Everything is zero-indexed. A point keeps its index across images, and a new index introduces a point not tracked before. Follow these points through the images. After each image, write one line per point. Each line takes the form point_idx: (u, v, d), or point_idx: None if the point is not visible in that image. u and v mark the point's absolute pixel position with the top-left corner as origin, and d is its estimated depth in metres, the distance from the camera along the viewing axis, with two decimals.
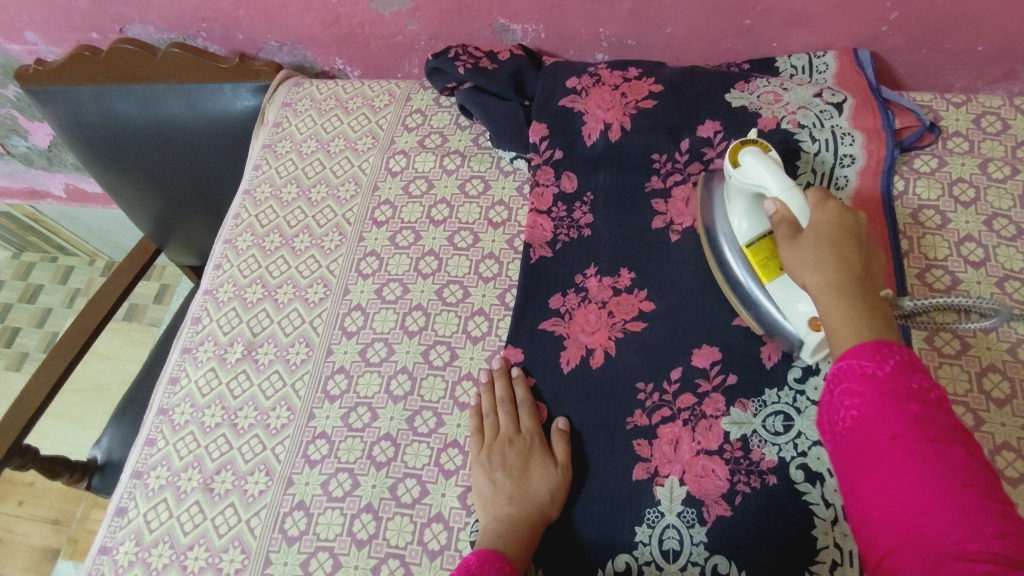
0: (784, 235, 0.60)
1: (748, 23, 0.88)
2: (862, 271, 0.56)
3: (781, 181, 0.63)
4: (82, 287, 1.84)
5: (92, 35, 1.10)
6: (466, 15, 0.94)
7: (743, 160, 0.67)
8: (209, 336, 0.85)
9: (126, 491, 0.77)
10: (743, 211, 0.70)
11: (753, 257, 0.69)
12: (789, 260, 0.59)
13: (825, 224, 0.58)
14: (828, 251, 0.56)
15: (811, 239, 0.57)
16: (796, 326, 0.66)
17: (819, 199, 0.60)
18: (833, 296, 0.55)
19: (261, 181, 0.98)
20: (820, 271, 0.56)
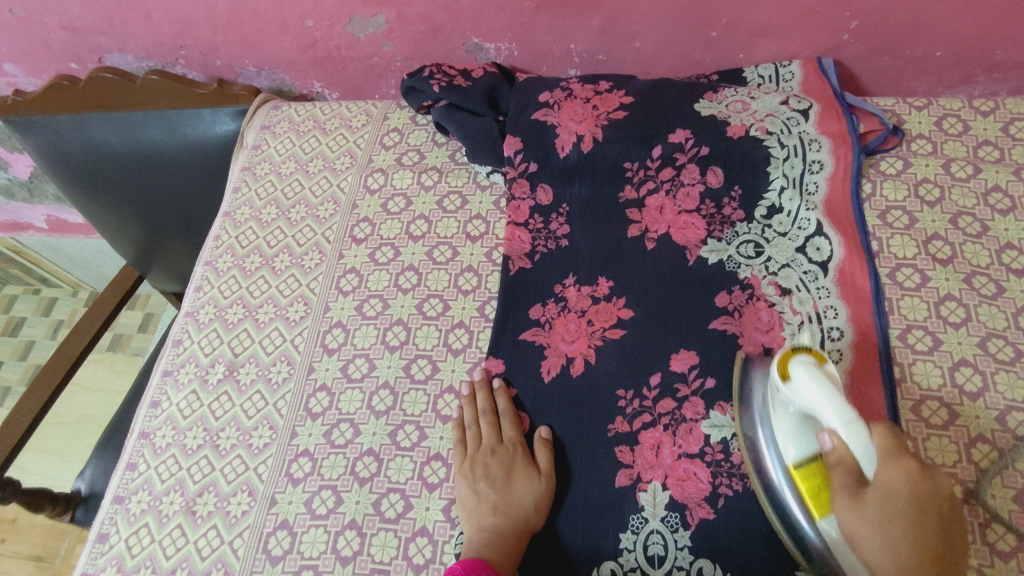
0: (842, 488, 0.53)
1: (713, 35, 0.90)
2: (929, 521, 0.51)
3: (847, 411, 0.53)
4: (66, 318, 1.83)
5: (71, 65, 1.11)
6: (440, 35, 0.96)
7: (795, 373, 0.57)
8: (190, 358, 0.85)
9: (107, 517, 0.76)
10: (790, 435, 0.60)
11: (800, 483, 0.59)
12: (849, 535, 0.53)
13: (892, 492, 0.51)
14: (895, 527, 0.51)
15: (872, 508, 0.52)
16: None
17: (888, 457, 0.52)
18: (900, 571, 0.50)
19: (240, 204, 0.99)
20: (892, 565, 0.50)
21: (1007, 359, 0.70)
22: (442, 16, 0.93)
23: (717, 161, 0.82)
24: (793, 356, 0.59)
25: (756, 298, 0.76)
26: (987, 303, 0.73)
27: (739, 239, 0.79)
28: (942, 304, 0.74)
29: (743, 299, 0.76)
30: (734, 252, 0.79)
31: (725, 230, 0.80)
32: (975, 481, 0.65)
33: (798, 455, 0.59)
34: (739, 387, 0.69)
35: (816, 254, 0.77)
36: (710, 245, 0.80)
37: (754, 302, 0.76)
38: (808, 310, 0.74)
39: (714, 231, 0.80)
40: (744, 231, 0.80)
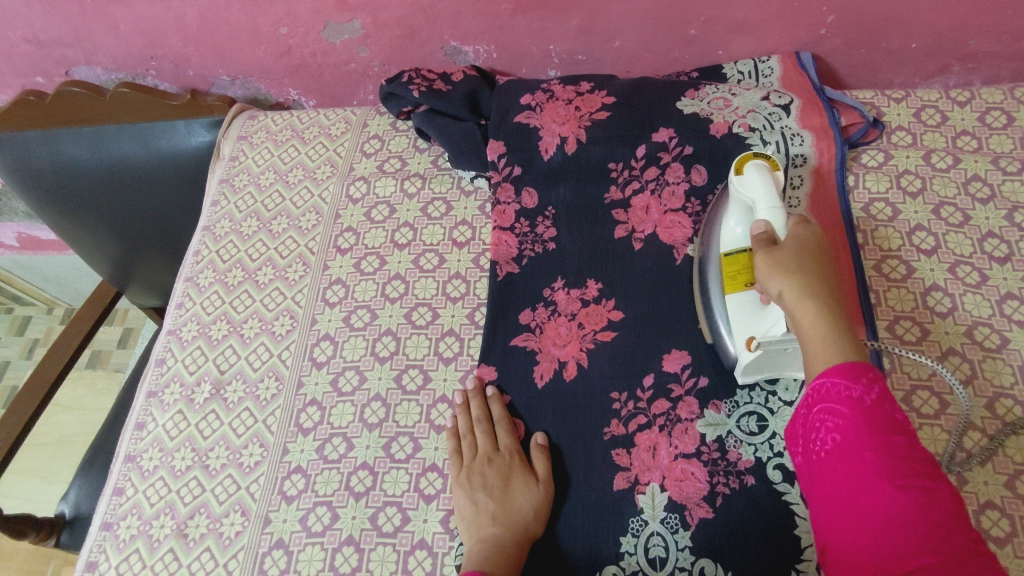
0: (759, 245, 0.60)
1: (692, 33, 0.90)
2: (828, 274, 0.57)
3: (775, 200, 0.63)
4: (41, 337, 1.78)
5: (37, 79, 1.08)
6: (417, 39, 0.95)
7: (746, 171, 0.66)
8: (174, 377, 0.83)
9: (95, 545, 0.74)
10: (735, 219, 0.69)
11: (727, 265, 0.69)
12: (759, 272, 0.58)
13: (803, 242, 0.59)
14: (802, 260, 0.57)
15: (789, 250, 0.58)
16: (735, 342, 0.67)
17: (802, 222, 0.61)
18: (801, 286, 0.55)
19: (219, 216, 0.97)
20: (793, 281, 0.56)
21: (994, 346, 0.71)
22: (418, 20, 0.92)
23: (701, 160, 0.83)
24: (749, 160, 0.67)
25: None
26: (972, 292, 0.74)
27: None
28: (928, 295, 0.75)
29: None
30: None
31: None
32: (969, 469, 0.66)
33: (738, 240, 0.68)
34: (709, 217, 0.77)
35: None
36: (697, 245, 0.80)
37: None
38: None
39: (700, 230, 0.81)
40: None
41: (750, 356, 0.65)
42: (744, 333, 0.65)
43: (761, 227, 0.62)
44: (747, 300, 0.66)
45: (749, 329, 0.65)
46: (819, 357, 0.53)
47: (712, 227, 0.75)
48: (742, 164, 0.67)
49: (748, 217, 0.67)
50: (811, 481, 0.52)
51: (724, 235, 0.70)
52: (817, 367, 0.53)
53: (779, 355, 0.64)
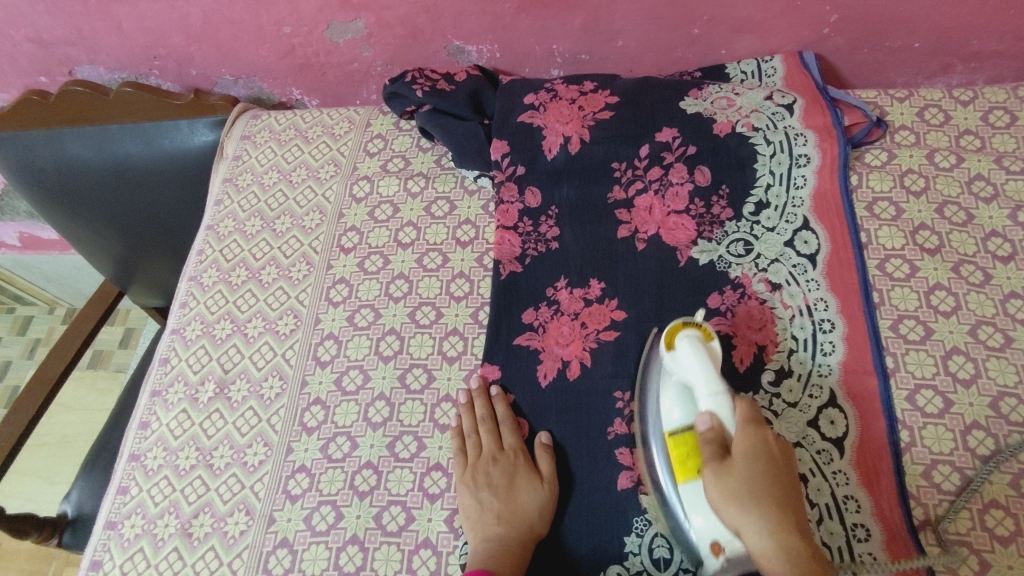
0: (713, 466, 0.56)
1: (695, 32, 0.90)
2: (782, 490, 0.55)
3: (717, 385, 0.60)
4: (43, 337, 1.78)
5: (40, 78, 1.08)
6: (420, 38, 0.95)
7: (680, 343, 0.64)
8: (178, 377, 0.83)
9: (100, 544, 0.74)
10: (672, 400, 0.64)
11: (673, 449, 0.62)
12: (716, 503, 0.55)
13: (755, 452, 0.56)
14: (758, 487, 0.54)
15: (742, 478, 0.54)
16: (697, 537, 0.60)
17: (748, 410, 0.58)
18: (770, 541, 0.52)
19: (223, 216, 0.97)
20: (765, 527, 0.52)
21: (997, 346, 0.71)
22: (421, 20, 0.92)
23: (704, 160, 0.83)
24: (681, 330, 0.65)
25: (747, 296, 0.76)
26: (975, 291, 0.74)
27: (730, 237, 0.80)
28: (932, 294, 0.75)
29: (734, 298, 0.76)
30: (725, 251, 0.79)
31: (715, 230, 0.80)
32: (973, 468, 0.66)
33: (680, 423, 0.63)
34: (644, 368, 0.72)
35: (804, 247, 0.78)
36: (700, 246, 0.80)
37: (745, 301, 0.76)
38: (798, 303, 0.75)
39: (704, 231, 0.81)
40: (734, 230, 0.80)
41: (717, 563, 0.58)
42: (705, 540, 0.58)
43: (711, 432, 0.58)
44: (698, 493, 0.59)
45: (711, 532, 0.58)
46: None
47: (648, 394, 0.69)
48: (673, 336, 0.65)
49: (689, 399, 0.63)
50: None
51: (662, 420, 0.64)
52: None
53: None
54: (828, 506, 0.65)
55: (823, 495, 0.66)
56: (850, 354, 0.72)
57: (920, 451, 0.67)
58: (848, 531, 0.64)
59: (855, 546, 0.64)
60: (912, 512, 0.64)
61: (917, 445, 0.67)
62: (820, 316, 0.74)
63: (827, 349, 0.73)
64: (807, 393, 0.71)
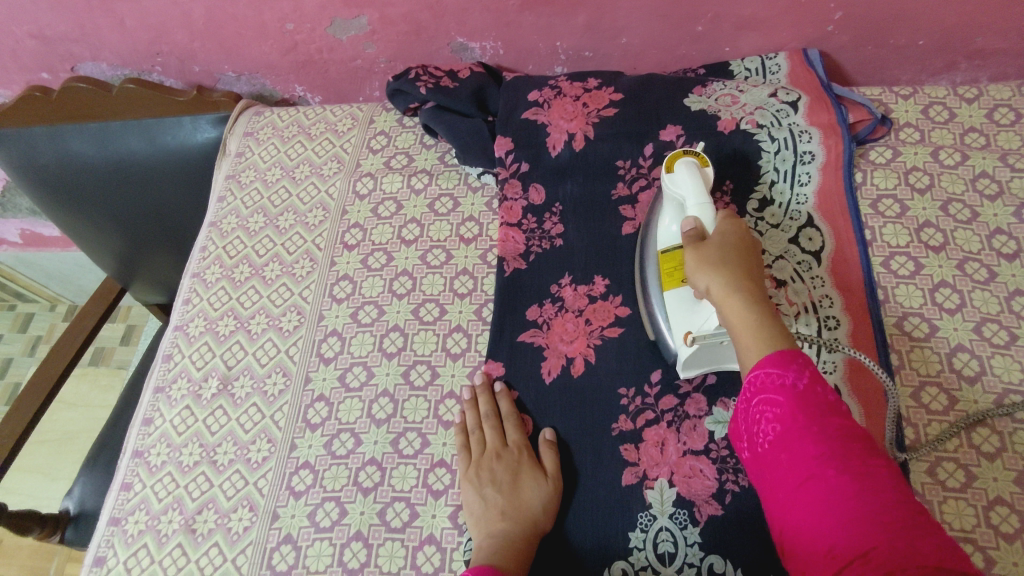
0: (690, 240, 0.61)
1: (699, 30, 0.90)
2: (752, 266, 0.58)
3: (704, 198, 0.65)
4: (44, 334, 1.78)
5: (42, 75, 1.08)
6: (424, 35, 0.95)
7: (677, 168, 0.68)
8: (182, 373, 0.83)
9: (104, 540, 0.74)
10: (671, 218, 0.69)
11: (665, 261, 0.69)
12: (688, 267, 0.60)
13: (729, 237, 0.60)
14: (728, 258, 0.58)
15: (713, 249, 0.59)
16: (676, 336, 0.68)
17: (730, 219, 0.62)
18: (726, 280, 0.56)
19: (226, 212, 0.96)
20: (722, 275, 0.57)
21: (1002, 343, 0.71)
22: (425, 16, 0.92)
23: (709, 157, 0.83)
24: (679, 159, 0.69)
25: None
26: (980, 288, 0.74)
27: None
28: (937, 291, 0.74)
29: None
30: None
31: None
32: (978, 465, 0.66)
33: (674, 238, 0.69)
34: (648, 211, 0.78)
35: (808, 244, 0.78)
36: None
37: None
38: (802, 300, 0.75)
39: None
40: None
41: (689, 348, 0.65)
42: (682, 328, 0.66)
43: (692, 230, 0.63)
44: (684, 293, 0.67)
45: (687, 323, 0.65)
46: (745, 353, 0.54)
47: (650, 224, 0.75)
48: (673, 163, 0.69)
49: (681, 213, 0.68)
50: (762, 474, 0.51)
51: (660, 234, 0.71)
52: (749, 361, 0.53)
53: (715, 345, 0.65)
54: None
55: None
56: (855, 350, 0.72)
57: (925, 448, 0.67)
58: None
59: None
60: None
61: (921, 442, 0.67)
62: (825, 313, 0.74)
63: (832, 346, 0.72)
64: None
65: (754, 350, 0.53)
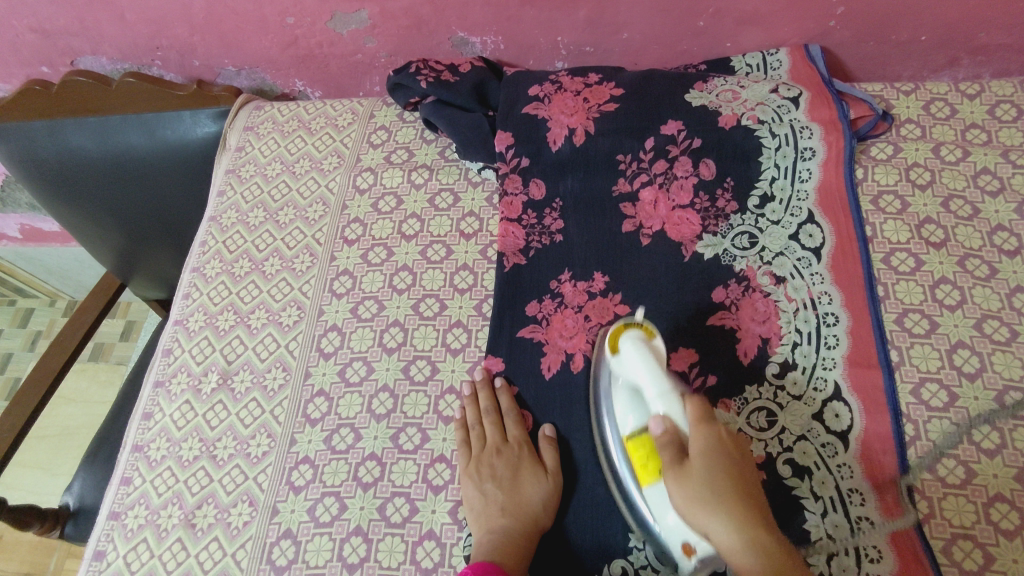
0: (671, 463, 0.54)
1: (700, 25, 0.90)
2: (738, 470, 0.53)
3: (663, 387, 0.60)
4: (44, 329, 1.78)
5: (42, 69, 1.08)
6: (425, 30, 0.95)
7: (623, 345, 0.65)
8: (182, 368, 0.83)
9: (103, 534, 0.74)
10: (625, 406, 0.65)
11: (635, 454, 0.63)
12: (680, 509, 0.53)
13: (712, 451, 0.54)
14: (720, 486, 0.51)
15: (700, 475, 0.52)
16: (667, 536, 0.60)
17: (700, 404, 0.57)
18: (731, 532, 0.49)
19: (225, 207, 0.96)
20: (726, 518, 0.50)
21: (1003, 340, 0.71)
22: (426, 11, 0.91)
23: (709, 153, 0.82)
24: (623, 332, 0.66)
25: (752, 290, 0.76)
26: (981, 285, 0.74)
27: (734, 231, 0.80)
28: (937, 288, 0.74)
29: (739, 292, 0.76)
30: (730, 245, 0.79)
31: (720, 223, 0.80)
32: (978, 462, 0.66)
33: (636, 426, 0.63)
34: (596, 364, 0.72)
35: (808, 240, 0.78)
36: (706, 240, 0.80)
37: (750, 295, 0.76)
38: (802, 297, 0.75)
39: (709, 224, 0.80)
40: (738, 223, 0.80)
41: (690, 565, 0.59)
42: (677, 539, 0.59)
43: (665, 433, 0.57)
44: (662, 494, 0.60)
45: (682, 531, 0.58)
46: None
47: (603, 407, 0.69)
48: (617, 341, 0.66)
49: (641, 401, 0.63)
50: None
51: (619, 426, 0.65)
52: None
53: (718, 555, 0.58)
54: (832, 499, 0.65)
55: (826, 488, 0.66)
56: (854, 345, 0.72)
57: (924, 444, 0.67)
58: (852, 523, 0.64)
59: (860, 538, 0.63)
60: (916, 505, 0.64)
61: (921, 439, 0.67)
62: (825, 309, 0.74)
63: (831, 342, 0.72)
64: (812, 386, 0.71)
65: None
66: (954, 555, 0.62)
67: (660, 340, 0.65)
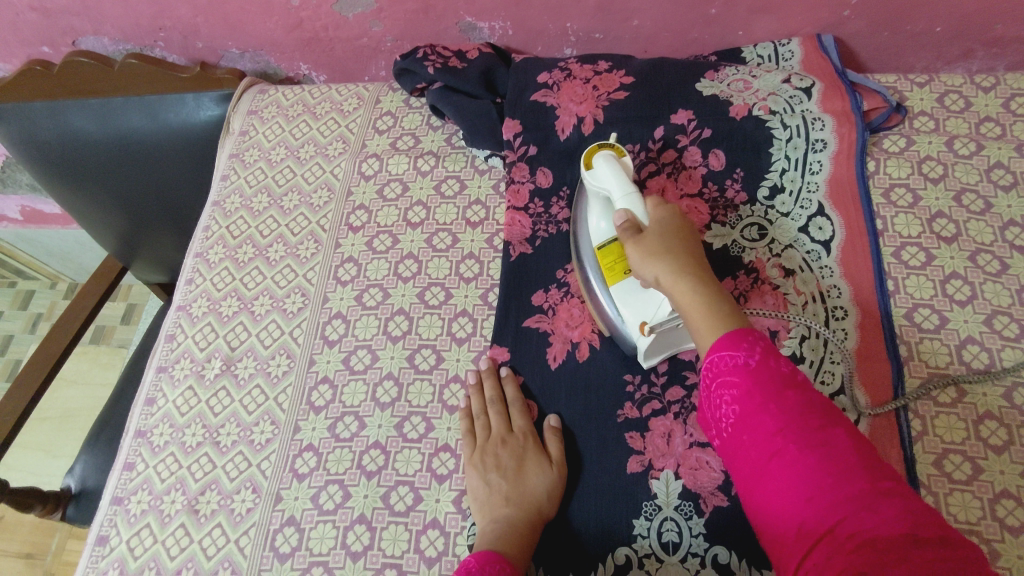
0: (629, 236, 0.63)
1: (713, 13, 0.89)
2: (690, 246, 0.62)
3: (627, 188, 0.66)
4: (45, 311, 1.77)
5: (43, 49, 1.06)
6: (432, 14, 0.93)
7: (596, 163, 0.70)
8: (185, 353, 0.83)
9: (107, 519, 0.74)
10: (598, 214, 0.72)
11: (603, 257, 0.71)
12: (636, 263, 0.62)
13: (668, 228, 0.63)
14: (671, 245, 0.61)
15: (656, 239, 0.62)
16: (630, 328, 0.69)
17: (662, 203, 0.66)
18: (676, 270, 0.59)
19: (229, 192, 0.95)
20: (671, 267, 0.59)
21: (1013, 336, 0.70)
22: None
23: (719, 143, 0.82)
24: (596, 152, 0.71)
25: (761, 281, 0.76)
26: (992, 281, 0.73)
27: (743, 222, 0.79)
28: (948, 283, 0.74)
29: (747, 283, 0.76)
30: (739, 236, 0.78)
31: (729, 214, 0.79)
32: (985, 458, 0.65)
33: (606, 232, 0.71)
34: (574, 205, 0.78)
35: (818, 233, 0.77)
36: (714, 230, 0.79)
37: (758, 286, 0.75)
38: (811, 290, 0.74)
39: (718, 215, 0.79)
40: (748, 214, 0.79)
41: (647, 339, 0.67)
42: (636, 321, 0.68)
43: (627, 224, 0.63)
44: (629, 287, 0.69)
45: (641, 315, 0.67)
46: (703, 334, 0.54)
47: (579, 224, 0.76)
48: (590, 158, 0.71)
49: (610, 209, 0.71)
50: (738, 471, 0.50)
51: (591, 231, 0.73)
52: (705, 343, 0.54)
53: (671, 331, 0.68)
54: None
55: None
56: (863, 339, 0.71)
57: (931, 440, 0.67)
58: None
59: None
60: (922, 501, 0.64)
61: (928, 435, 0.67)
62: (833, 303, 0.73)
63: (839, 336, 0.72)
64: (819, 378, 0.70)
65: (709, 314, 0.55)
66: None
67: (629, 157, 0.71)
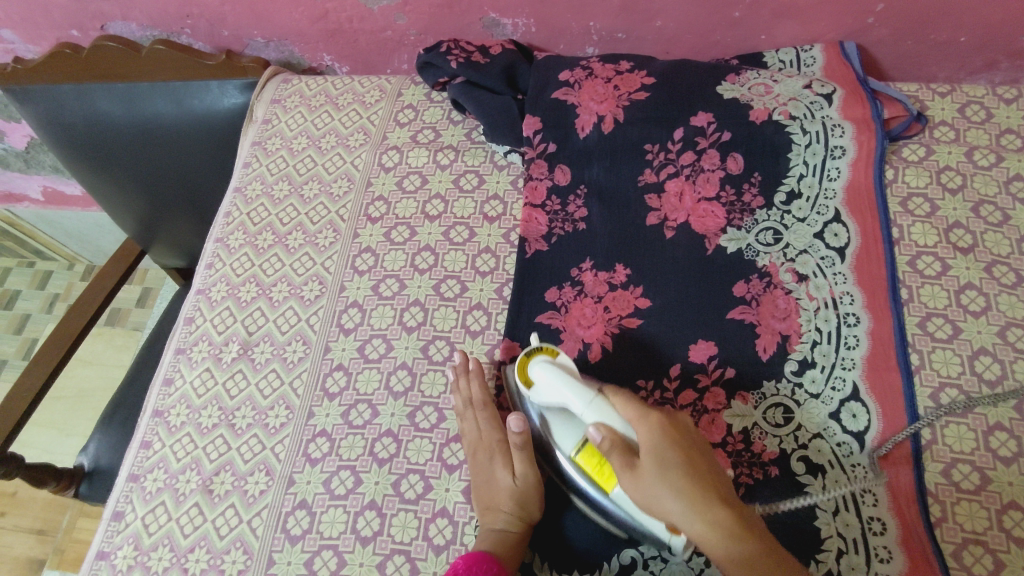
0: (622, 469, 0.57)
1: (736, 16, 0.89)
2: (690, 454, 0.56)
3: (587, 395, 0.63)
4: (61, 292, 1.79)
5: (72, 32, 1.08)
6: (456, 9, 0.94)
7: (535, 377, 0.67)
8: (203, 336, 0.84)
9: (122, 495, 0.76)
10: (563, 429, 0.67)
11: (588, 464, 0.64)
12: (646, 508, 0.56)
13: (656, 444, 0.56)
14: (677, 480, 0.55)
15: (655, 474, 0.55)
16: (654, 528, 0.61)
17: (638, 411, 0.59)
18: (697, 518, 0.53)
19: (251, 179, 0.97)
20: (692, 510, 0.53)
21: None
22: None
23: (738, 147, 0.82)
24: (530, 363, 0.68)
25: (773, 286, 0.76)
26: (1007, 292, 0.73)
27: (759, 226, 0.79)
28: (962, 293, 0.74)
29: (760, 288, 0.76)
30: (753, 240, 0.79)
31: (745, 218, 0.80)
32: (993, 469, 0.66)
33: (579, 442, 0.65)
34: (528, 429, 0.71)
35: (833, 240, 0.77)
36: (730, 234, 0.79)
37: (771, 291, 0.76)
38: (824, 295, 0.75)
39: (734, 219, 0.80)
40: (764, 218, 0.79)
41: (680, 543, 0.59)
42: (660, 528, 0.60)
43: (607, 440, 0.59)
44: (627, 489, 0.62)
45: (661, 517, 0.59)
46: None
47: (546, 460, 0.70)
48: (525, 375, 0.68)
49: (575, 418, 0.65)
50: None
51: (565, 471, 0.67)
52: None
53: None
54: (845, 497, 0.66)
55: (840, 487, 0.66)
56: (875, 346, 0.71)
57: (940, 449, 0.67)
58: (864, 523, 0.65)
59: (871, 538, 0.64)
60: (929, 509, 0.64)
61: (937, 443, 0.67)
62: (845, 310, 0.74)
63: (851, 343, 0.72)
64: (829, 385, 0.71)
65: (762, 570, 0.51)
66: (964, 559, 0.62)
67: (565, 355, 0.69)
